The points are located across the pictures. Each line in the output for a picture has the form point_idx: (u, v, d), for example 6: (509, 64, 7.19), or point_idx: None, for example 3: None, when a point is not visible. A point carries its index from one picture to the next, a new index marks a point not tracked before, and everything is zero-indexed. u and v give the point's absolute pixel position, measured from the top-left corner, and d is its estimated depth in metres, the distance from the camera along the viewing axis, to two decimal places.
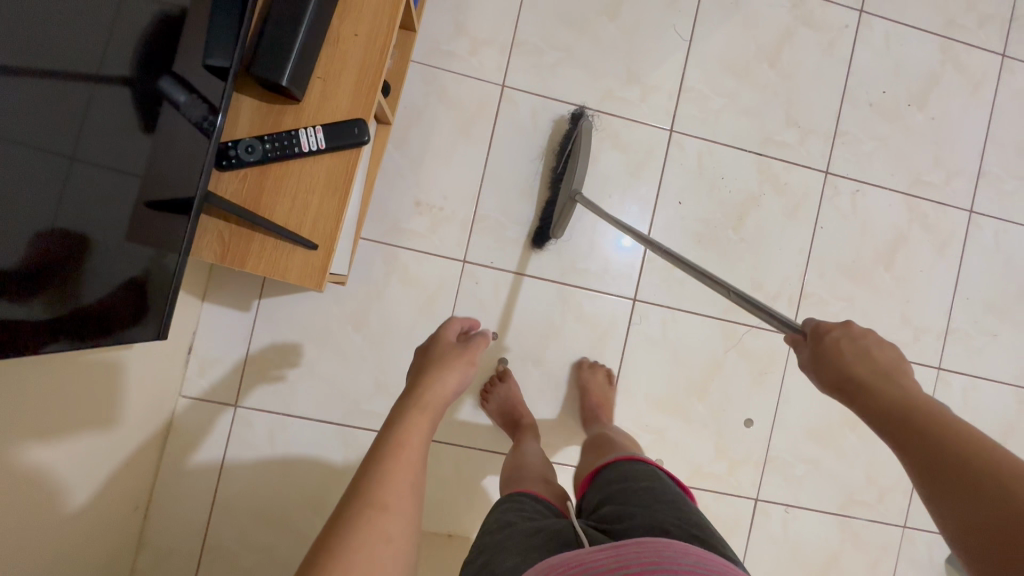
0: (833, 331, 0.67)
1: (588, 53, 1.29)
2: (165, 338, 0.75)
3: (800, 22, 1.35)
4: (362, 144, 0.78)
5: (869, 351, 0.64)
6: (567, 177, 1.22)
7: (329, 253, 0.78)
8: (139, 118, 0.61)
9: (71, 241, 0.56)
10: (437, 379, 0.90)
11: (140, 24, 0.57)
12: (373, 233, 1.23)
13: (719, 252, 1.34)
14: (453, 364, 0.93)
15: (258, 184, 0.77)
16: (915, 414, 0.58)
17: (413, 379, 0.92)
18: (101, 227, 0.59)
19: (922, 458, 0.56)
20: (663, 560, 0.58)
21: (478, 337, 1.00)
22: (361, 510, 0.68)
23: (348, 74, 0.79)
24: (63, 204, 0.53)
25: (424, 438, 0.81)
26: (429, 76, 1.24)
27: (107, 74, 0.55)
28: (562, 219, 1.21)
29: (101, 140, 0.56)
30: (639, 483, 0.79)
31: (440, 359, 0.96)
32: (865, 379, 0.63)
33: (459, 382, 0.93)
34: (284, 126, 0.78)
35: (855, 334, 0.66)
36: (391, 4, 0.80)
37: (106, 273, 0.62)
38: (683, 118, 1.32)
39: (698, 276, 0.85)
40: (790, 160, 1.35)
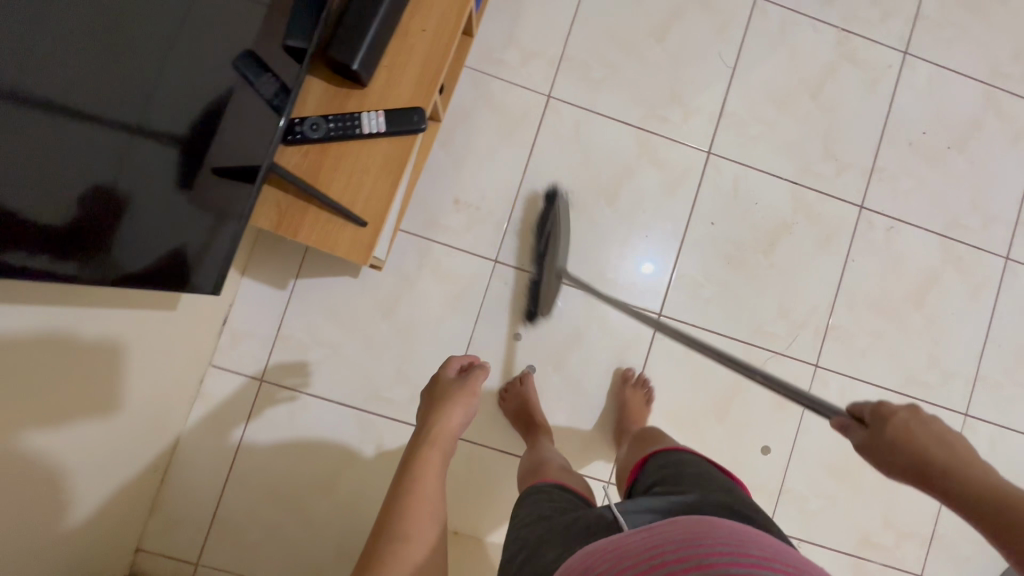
0: (900, 412, 0.71)
1: (633, 72, 1.33)
2: (220, 292, 0.80)
3: (844, 59, 1.38)
4: (419, 131, 0.82)
5: (942, 436, 0.68)
6: (551, 256, 1.26)
7: (377, 231, 0.81)
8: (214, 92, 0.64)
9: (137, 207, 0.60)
10: (443, 417, 1.01)
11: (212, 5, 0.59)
12: (410, 226, 1.26)
13: (749, 277, 1.34)
14: (456, 399, 1.04)
15: (319, 160, 0.81)
16: (1000, 496, 0.60)
17: (423, 416, 1.04)
18: (160, 194, 0.62)
19: (1006, 536, 0.58)
20: (700, 535, 0.60)
21: (478, 366, 1.10)
22: (388, 543, 0.82)
23: (413, 66, 0.83)
24: (130, 173, 0.57)
25: (439, 474, 0.94)
26: (480, 81, 1.29)
27: (183, 51, 0.58)
28: (550, 296, 1.26)
29: (156, 116, 0.57)
30: (685, 468, 0.84)
31: (446, 394, 1.06)
32: (941, 461, 0.66)
33: (464, 418, 1.04)
34: (348, 108, 0.82)
35: (924, 419, 0.70)
36: (459, 4, 0.84)
37: (176, 232, 0.67)
38: (721, 142, 1.34)
39: (730, 366, 0.92)
40: (824, 191, 1.36)
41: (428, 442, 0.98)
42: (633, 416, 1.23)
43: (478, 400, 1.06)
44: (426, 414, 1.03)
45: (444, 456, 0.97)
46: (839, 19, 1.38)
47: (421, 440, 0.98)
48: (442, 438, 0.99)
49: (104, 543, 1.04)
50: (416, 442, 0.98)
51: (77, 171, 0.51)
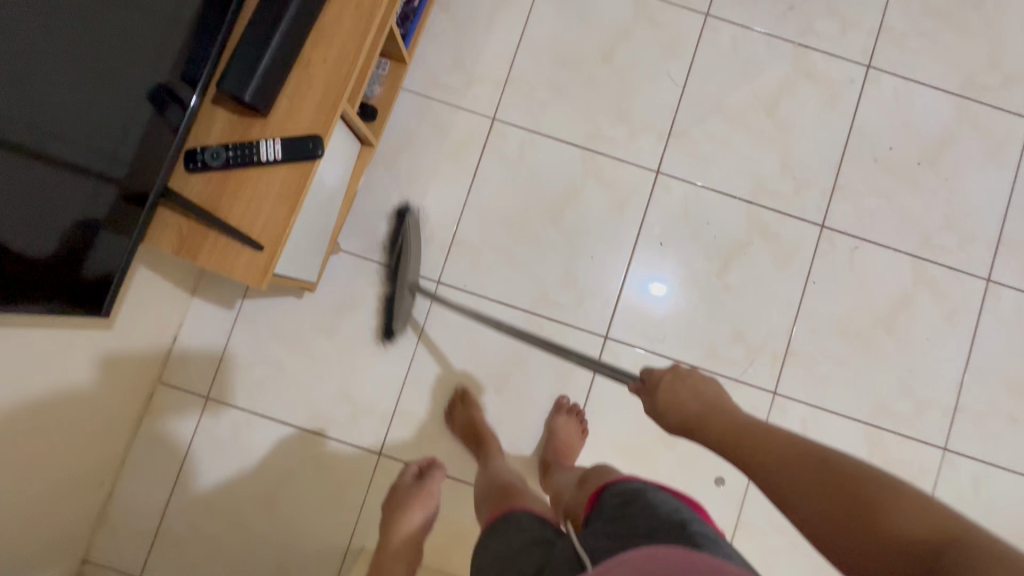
0: (664, 375, 0.81)
1: (578, 93, 1.32)
2: (107, 316, 0.80)
3: (801, 74, 1.33)
4: (316, 156, 0.84)
5: (677, 395, 0.78)
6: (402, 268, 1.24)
7: (274, 255, 0.83)
8: (129, 112, 0.72)
9: (51, 212, 0.65)
10: (399, 526, 1.06)
11: (148, 47, 0.72)
12: (354, 248, 1.29)
13: (700, 299, 1.29)
14: (410, 507, 1.08)
15: (220, 186, 0.84)
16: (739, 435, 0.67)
17: (383, 522, 1.10)
18: (96, 204, 0.71)
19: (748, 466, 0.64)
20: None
21: (434, 469, 1.14)
22: None
23: (314, 94, 0.86)
24: (83, 184, 0.68)
25: None
26: (425, 105, 1.32)
27: (120, 73, 0.69)
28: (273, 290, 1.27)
29: (98, 130, 0.68)
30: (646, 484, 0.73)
31: (402, 499, 1.10)
32: (699, 411, 0.74)
33: (424, 520, 1.08)
34: (250, 136, 0.85)
35: (680, 374, 0.80)
36: (359, 33, 0.86)
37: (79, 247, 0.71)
38: (670, 161, 1.31)
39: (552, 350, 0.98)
40: (781, 210, 1.31)
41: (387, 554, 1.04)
42: (562, 445, 1.20)
43: (435, 502, 1.10)
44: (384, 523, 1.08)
45: (407, 564, 1.04)
46: (795, 33, 1.34)
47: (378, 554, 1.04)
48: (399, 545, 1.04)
49: (46, 554, 1.08)
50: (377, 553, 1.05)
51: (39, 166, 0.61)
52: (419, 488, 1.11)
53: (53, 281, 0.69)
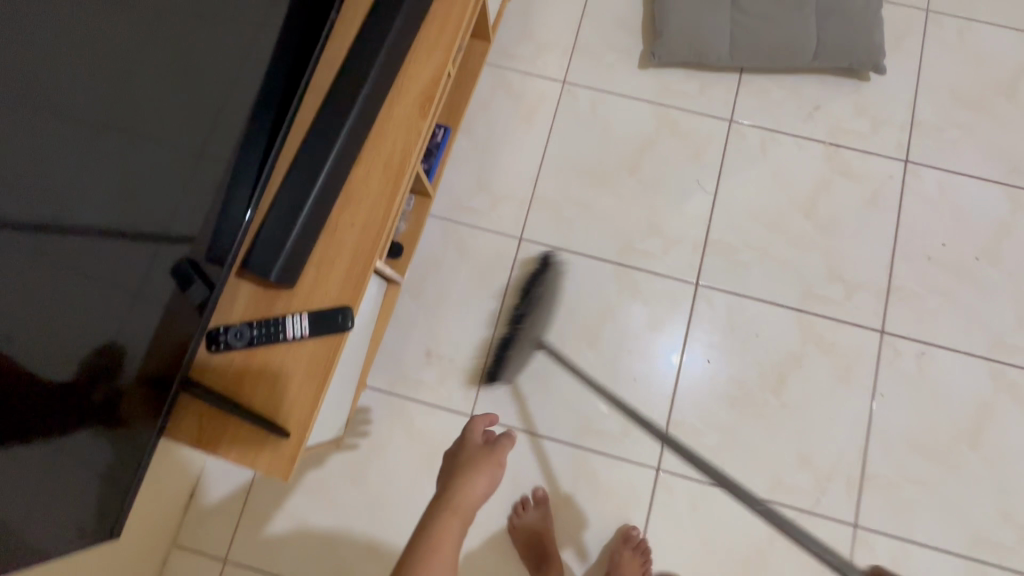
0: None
1: (607, 208, 1.29)
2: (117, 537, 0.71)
3: (836, 174, 1.29)
4: (344, 330, 0.79)
5: None
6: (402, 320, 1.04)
7: (301, 441, 0.76)
8: (149, 240, 0.62)
9: (43, 347, 0.52)
10: (467, 483, 0.94)
11: (196, 180, 0.67)
12: (381, 383, 1.21)
13: (758, 420, 1.18)
14: (480, 468, 0.97)
15: (242, 367, 0.78)
16: None
17: (446, 479, 0.98)
18: (119, 362, 0.63)
19: None
20: None
21: (503, 436, 1.03)
22: None
23: (341, 261, 0.81)
24: (111, 331, 0.60)
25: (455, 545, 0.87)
26: (450, 229, 1.28)
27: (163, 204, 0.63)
28: (512, 362, 1.15)
29: (132, 257, 0.60)
30: None
31: (469, 462, 0.98)
32: None
33: (489, 483, 0.97)
34: (274, 310, 0.80)
35: None
36: (386, 197, 0.83)
37: (74, 411, 0.58)
38: (709, 271, 1.25)
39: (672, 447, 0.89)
40: (835, 317, 1.22)
41: (447, 508, 0.91)
42: None
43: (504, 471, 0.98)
44: (446, 483, 0.96)
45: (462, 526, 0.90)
46: (825, 133, 1.31)
47: (440, 507, 0.92)
48: (462, 500, 0.92)
49: None
50: (431, 512, 0.92)
51: (68, 285, 0.54)
52: (492, 451, 1.00)
53: (47, 504, 0.59)
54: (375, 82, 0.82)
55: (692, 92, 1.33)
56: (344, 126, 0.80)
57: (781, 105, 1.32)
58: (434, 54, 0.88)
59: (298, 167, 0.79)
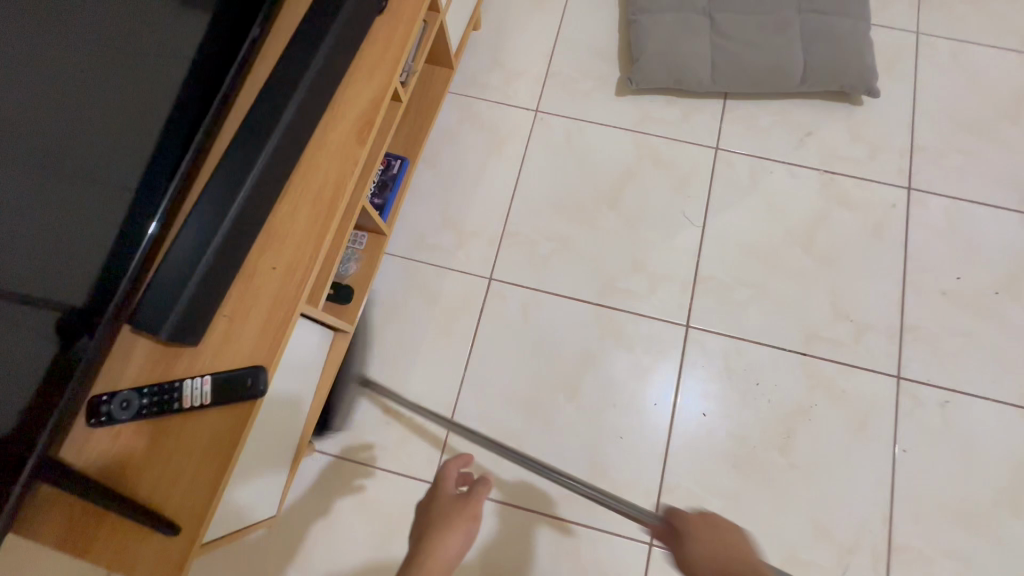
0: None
1: (585, 244, 1.17)
2: None
3: (833, 203, 1.18)
4: (256, 396, 0.64)
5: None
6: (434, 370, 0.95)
7: (194, 538, 0.61)
8: (51, 247, 0.56)
9: None
10: (435, 548, 0.75)
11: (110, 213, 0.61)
12: (331, 447, 1.06)
13: (764, 483, 1.03)
14: (452, 528, 0.78)
15: (129, 443, 0.63)
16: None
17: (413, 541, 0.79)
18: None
19: None
20: None
21: (477, 482, 0.83)
22: None
23: (258, 311, 0.68)
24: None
25: None
26: (412, 270, 1.16)
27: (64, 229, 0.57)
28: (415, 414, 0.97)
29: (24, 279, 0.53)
30: None
31: (440, 519, 0.79)
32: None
33: (463, 543, 0.78)
34: (174, 371, 0.66)
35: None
36: (316, 234, 0.71)
37: None
38: (700, 312, 1.12)
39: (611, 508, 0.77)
40: (844, 361, 1.08)
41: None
42: None
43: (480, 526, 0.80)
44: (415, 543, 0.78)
45: None
46: (819, 161, 1.21)
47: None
48: (434, 562, 0.74)
49: None
50: None
51: None
52: (466, 503, 0.82)
53: None
54: (303, 105, 0.71)
55: (674, 120, 1.24)
56: (263, 152, 0.68)
57: (770, 132, 1.23)
58: (374, 73, 0.78)
59: (205, 199, 0.66)
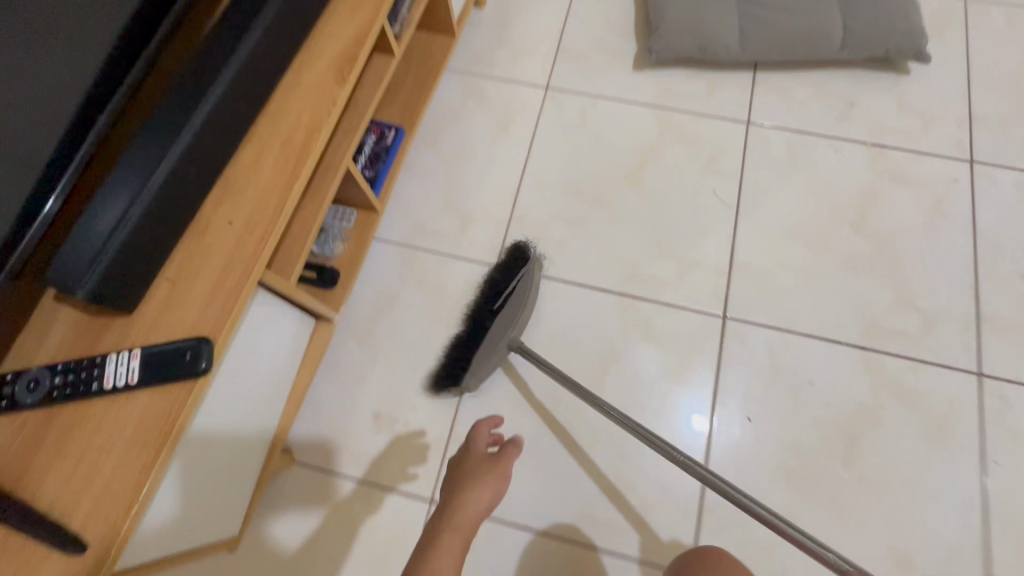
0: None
1: (603, 227, 1.04)
2: None
3: (885, 179, 1.04)
4: (197, 376, 0.51)
5: None
6: (501, 319, 0.88)
7: (101, 560, 0.46)
8: None
9: None
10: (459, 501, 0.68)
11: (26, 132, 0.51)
12: (312, 458, 0.91)
13: (825, 502, 0.86)
14: (478, 482, 0.69)
15: (33, 434, 0.50)
16: None
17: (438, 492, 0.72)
18: None
19: None
20: None
21: (509, 444, 0.73)
22: None
23: (208, 272, 0.55)
24: None
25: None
26: (409, 258, 1.03)
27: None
28: (480, 367, 0.88)
29: None
30: None
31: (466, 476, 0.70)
32: None
33: (492, 500, 0.70)
34: (100, 345, 0.53)
35: None
36: (281, 185, 0.59)
37: None
38: (739, 301, 0.97)
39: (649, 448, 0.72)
40: (912, 356, 0.92)
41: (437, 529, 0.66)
42: None
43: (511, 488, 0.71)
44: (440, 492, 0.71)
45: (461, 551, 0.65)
46: (864, 133, 1.08)
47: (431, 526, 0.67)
48: (464, 519, 0.67)
49: None
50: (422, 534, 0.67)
51: None
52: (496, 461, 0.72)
53: None
54: (271, 27, 0.58)
55: (699, 93, 1.13)
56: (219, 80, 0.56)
57: (806, 104, 1.11)
58: (358, 9, 0.68)
59: (143, 134, 0.53)
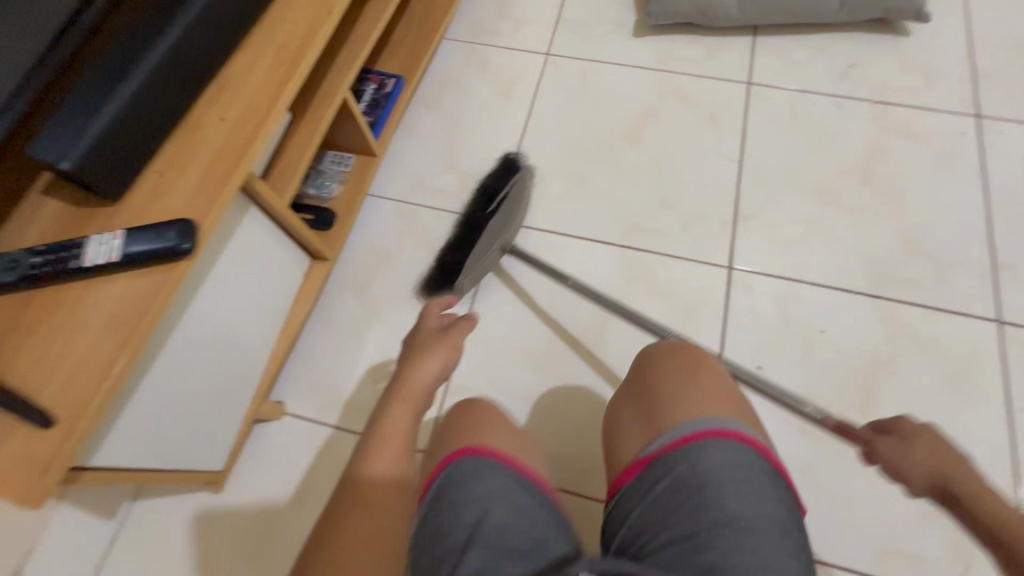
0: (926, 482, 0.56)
1: (605, 182, 1.03)
2: None
3: (891, 133, 1.03)
4: (180, 255, 0.50)
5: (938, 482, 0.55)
6: (500, 219, 0.89)
7: (74, 436, 0.44)
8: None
9: None
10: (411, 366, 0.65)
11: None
12: (305, 409, 0.89)
13: (838, 453, 0.82)
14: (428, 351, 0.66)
15: (11, 316, 0.48)
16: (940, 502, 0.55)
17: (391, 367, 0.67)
18: None
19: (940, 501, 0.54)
20: None
21: (462, 320, 0.69)
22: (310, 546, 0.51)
23: (196, 165, 0.55)
24: None
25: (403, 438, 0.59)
26: (408, 213, 1.02)
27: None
28: (478, 266, 0.86)
29: None
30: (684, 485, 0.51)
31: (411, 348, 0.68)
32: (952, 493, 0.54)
33: (444, 369, 0.66)
34: (85, 233, 0.52)
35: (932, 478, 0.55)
36: (276, 83, 0.59)
37: None
38: (745, 251, 0.94)
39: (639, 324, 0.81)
40: (927, 304, 0.89)
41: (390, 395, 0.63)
42: None
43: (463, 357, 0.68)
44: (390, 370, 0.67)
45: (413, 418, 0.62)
46: (867, 91, 1.07)
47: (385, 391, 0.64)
48: (411, 390, 0.63)
49: None
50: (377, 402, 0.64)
51: None
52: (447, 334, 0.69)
53: None
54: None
55: (699, 56, 1.13)
56: None
57: (807, 65, 1.10)
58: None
59: (137, 21, 0.54)
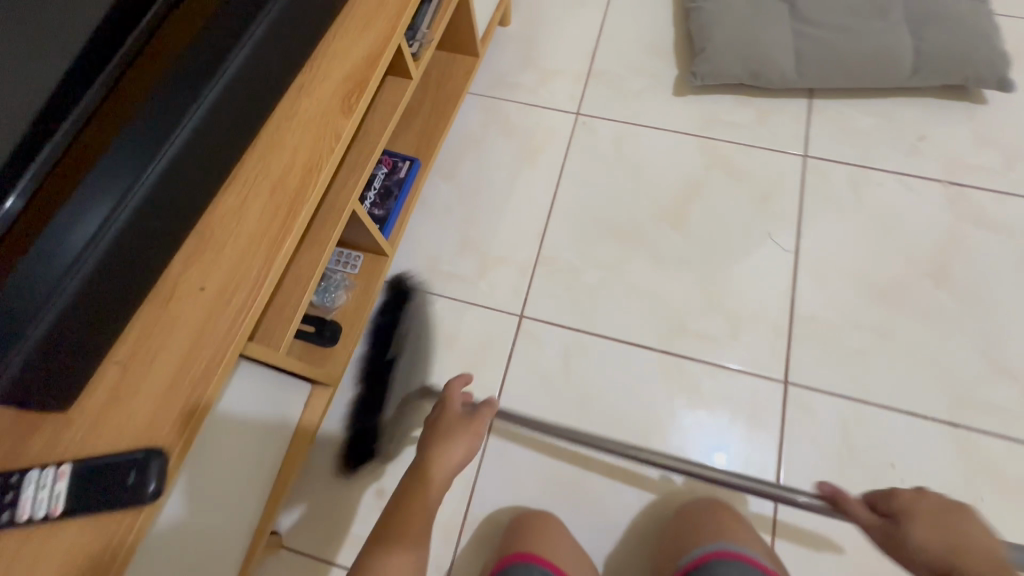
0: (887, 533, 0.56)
1: (643, 271, 0.91)
2: None
3: (967, 223, 0.91)
4: (145, 499, 0.44)
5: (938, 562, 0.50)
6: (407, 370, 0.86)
7: None
8: None
9: None
10: (434, 457, 0.63)
11: None
12: (306, 542, 0.78)
13: None
14: (451, 439, 0.65)
15: None
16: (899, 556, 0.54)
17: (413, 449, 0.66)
18: None
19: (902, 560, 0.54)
20: None
21: (484, 406, 0.68)
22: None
23: (166, 364, 0.48)
24: None
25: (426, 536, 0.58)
26: (422, 304, 0.91)
27: None
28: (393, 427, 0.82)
29: None
30: None
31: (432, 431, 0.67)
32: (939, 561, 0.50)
33: (468, 457, 0.65)
34: (30, 452, 0.45)
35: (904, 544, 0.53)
36: (263, 248, 0.52)
37: None
38: (802, 363, 0.84)
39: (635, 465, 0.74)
40: (1012, 437, 0.78)
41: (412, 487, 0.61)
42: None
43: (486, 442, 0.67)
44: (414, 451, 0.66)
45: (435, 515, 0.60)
46: (940, 170, 0.95)
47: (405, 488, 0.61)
48: (433, 485, 0.61)
49: None
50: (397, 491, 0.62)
51: None
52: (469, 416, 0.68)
53: None
54: (237, 76, 0.53)
55: (749, 122, 1.01)
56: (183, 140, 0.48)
57: (872, 135, 0.98)
58: (358, 48, 0.61)
59: (80, 195, 0.46)
